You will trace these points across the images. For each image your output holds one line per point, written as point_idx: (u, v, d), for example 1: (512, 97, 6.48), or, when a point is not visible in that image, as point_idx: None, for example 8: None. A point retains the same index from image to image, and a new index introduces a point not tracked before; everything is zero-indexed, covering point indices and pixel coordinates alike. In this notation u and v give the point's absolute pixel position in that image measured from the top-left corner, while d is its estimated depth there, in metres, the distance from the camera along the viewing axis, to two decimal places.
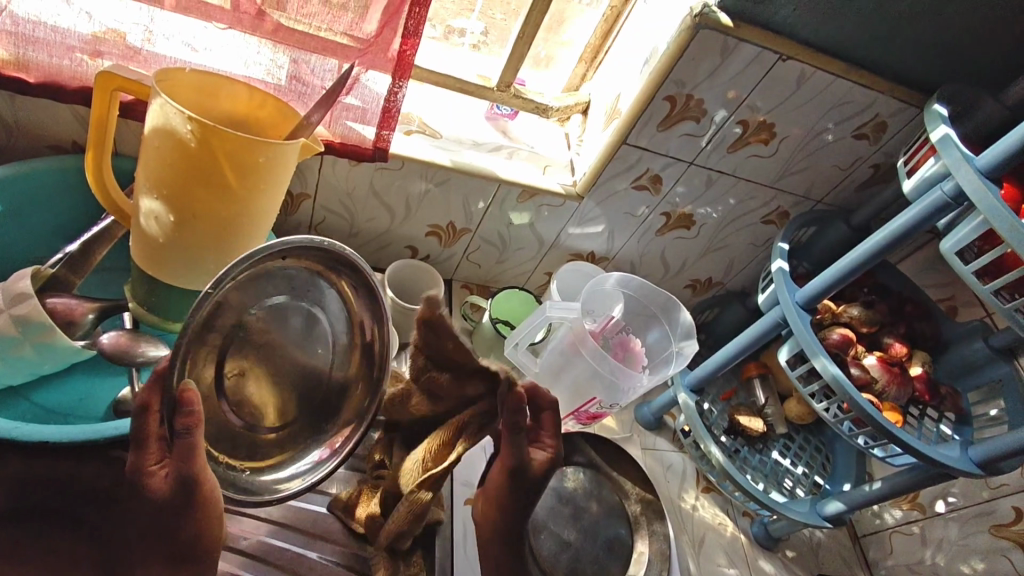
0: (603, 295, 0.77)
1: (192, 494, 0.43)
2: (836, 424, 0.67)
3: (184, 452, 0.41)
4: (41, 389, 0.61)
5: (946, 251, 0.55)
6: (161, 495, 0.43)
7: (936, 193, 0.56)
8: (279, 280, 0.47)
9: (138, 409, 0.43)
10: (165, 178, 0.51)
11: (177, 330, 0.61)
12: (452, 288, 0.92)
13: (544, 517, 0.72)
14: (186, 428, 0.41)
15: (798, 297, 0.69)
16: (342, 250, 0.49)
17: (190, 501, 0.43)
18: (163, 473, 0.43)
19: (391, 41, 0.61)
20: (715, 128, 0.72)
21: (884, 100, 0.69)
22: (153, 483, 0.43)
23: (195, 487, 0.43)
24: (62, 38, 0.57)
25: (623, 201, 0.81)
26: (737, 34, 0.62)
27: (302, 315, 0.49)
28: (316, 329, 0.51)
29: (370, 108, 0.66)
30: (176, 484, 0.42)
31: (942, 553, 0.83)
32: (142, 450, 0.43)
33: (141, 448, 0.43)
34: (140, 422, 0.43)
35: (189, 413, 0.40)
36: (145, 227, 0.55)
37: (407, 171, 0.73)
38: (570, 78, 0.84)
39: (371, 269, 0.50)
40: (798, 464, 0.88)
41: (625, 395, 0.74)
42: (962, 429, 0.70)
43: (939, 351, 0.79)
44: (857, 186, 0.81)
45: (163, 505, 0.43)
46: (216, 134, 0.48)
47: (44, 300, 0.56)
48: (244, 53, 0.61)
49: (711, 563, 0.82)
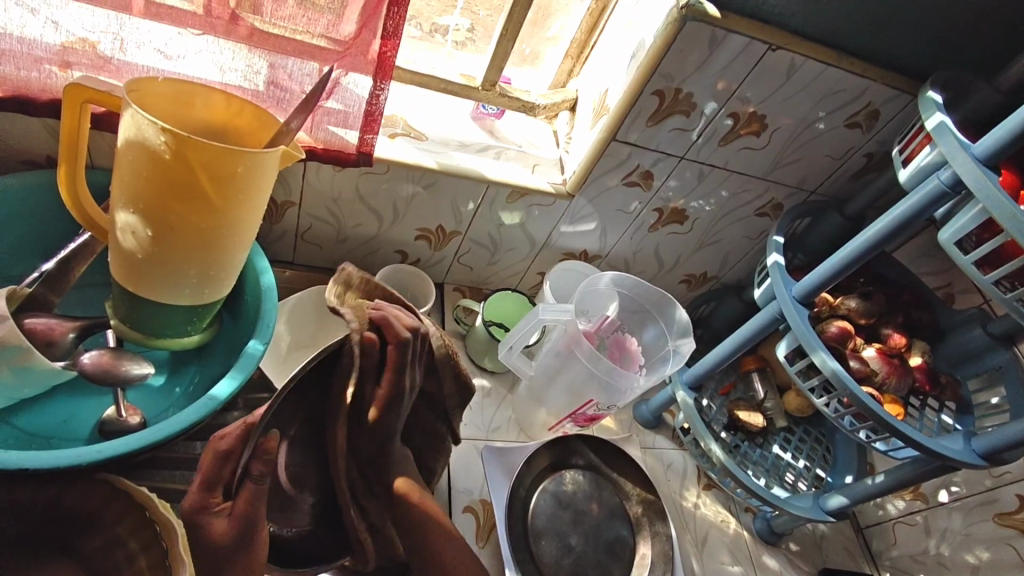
0: (597, 295, 0.76)
1: (249, 540, 0.44)
2: (837, 419, 0.66)
3: (253, 498, 0.45)
4: (22, 413, 0.59)
5: (945, 241, 0.54)
6: (218, 538, 0.44)
7: (932, 182, 0.55)
8: None
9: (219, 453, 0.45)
10: (139, 192, 0.50)
11: (162, 347, 0.59)
12: (444, 292, 0.90)
13: (545, 523, 0.71)
14: (262, 476, 0.45)
15: (795, 291, 0.68)
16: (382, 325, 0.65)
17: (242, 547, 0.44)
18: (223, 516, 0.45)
19: (371, 42, 0.59)
20: (705, 121, 0.70)
21: (876, 88, 0.68)
22: (216, 526, 0.44)
23: (253, 538, 0.45)
24: (29, 49, 0.55)
25: (614, 198, 0.79)
26: (725, 24, 0.60)
27: None
28: None
29: (352, 111, 0.64)
30: (237, 529, 0.44)
31: (946, 543, 0.82)
32: (209, 493, 0.45)
33: (208, 491, 0.45)
34: (219, 468, 0.45)
35: (268, 463, 0.45)
36: (122, 242, 0.53)
37: (393, 175, 0.72)
38: (556, 74, 0.82)
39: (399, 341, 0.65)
40: (799, 458, 0.87)
41: (623, 396, 0.72)
42: (964, 418, 0.70)
43: (937, 339, 0.78)
44: (850, 176, 0.80)
45: (219, 551, 0.44)
46: (190, 144, 0.47)
47: (21, 321, 0.54)
48: (219, 59, 0.59)
49: (715, 561, 0.81)
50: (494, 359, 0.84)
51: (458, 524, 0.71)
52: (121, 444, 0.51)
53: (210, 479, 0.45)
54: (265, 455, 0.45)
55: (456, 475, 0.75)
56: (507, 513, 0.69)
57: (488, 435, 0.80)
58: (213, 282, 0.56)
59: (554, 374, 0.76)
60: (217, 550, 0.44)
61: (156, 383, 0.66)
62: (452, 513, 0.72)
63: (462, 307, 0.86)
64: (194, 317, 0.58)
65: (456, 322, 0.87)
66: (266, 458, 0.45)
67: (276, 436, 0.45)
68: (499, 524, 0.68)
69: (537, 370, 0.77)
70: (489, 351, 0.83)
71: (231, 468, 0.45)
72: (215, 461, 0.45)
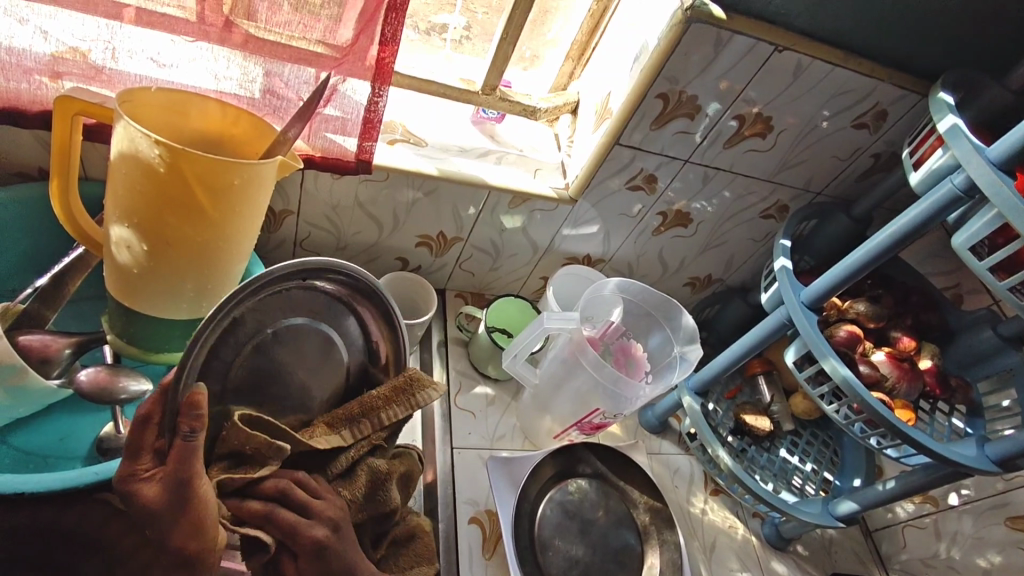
0: (602, 301, 0.75)
1: (189, 498, 0.39)
2: (847, 426, 0.65)
3: (185, 451, 0.39)
4: (20, 433, 0.58)
5: (958, 246, 0.53)
6: (154, 501, 0.39)
7: (946, 186, 0.53)
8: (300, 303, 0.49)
9: (137, 419, 0.40)
10: (134, 205, 0.48)
11: (160, 361, 0.58)
12: (445, 299, 0.89)
13: (551, 533, 0.70)
14: (193, 430, 0.39)
15: (803, 296, 0.67)
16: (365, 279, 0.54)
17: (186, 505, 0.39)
18: (154, 479, 0.39)
19: (368, 48, 0.58)
20: (709, 122, 0.69)
21: (884, 87, 0.67)
22: (145, 493, 0.39)
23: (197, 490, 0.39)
24: (18, 60, 0.54)
25: (617, 201, 0.78)
26: (730, 25, 0.59)
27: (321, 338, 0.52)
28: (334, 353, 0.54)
29: (351, 118, 0.63)
30: (172, 489, 0.39)
31: (957, 547, 0.81)
32: (135, 459, 0.40)
33: (134, 457, 0.40)
34: (139, 433, 0.40)
35: (197, 417, 0.39)
36: (116, 256, 0.52)
37: (393, 182, 0.70)
38: (557, 77, 0.81)
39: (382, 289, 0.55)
40: (806, 461, 0.86)
41: (629, 405, 0.71)
42: (975, 422, 0.68)
43: (947, 341, 0.77)
44: (857, 177, 0.79)
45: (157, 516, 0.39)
46: (185, 157, 0.45)
47: (16, 338, 0.53)
48: (213, 67, 0.58)
49: (723, 568, 0.80)
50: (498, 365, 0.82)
51: (463, 536, 0.70)
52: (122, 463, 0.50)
53: (132, 446, 0.40)
54: (193, 409, 0.39)
55: (460, 486, 0.73)
56: (514, 525, 0.68)
57: (492, 444, 0.79)
58: (211, 295, 0.54)
59: (559, 381, 0.75)
60: (158, 516, 0.39)
61: None
62: (457, 525, 0.71)
63: (464, 314, 0.84)
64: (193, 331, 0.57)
65: (459, 328, 0.86)
66: (197, 414, 0.39)
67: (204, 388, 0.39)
68: (506, 537, 0.67)
69: (541, 378, 0.76)
70: (493, 358, 0.82)
71: (160, 432, 0.41)
72: (134, 425, 0.40)
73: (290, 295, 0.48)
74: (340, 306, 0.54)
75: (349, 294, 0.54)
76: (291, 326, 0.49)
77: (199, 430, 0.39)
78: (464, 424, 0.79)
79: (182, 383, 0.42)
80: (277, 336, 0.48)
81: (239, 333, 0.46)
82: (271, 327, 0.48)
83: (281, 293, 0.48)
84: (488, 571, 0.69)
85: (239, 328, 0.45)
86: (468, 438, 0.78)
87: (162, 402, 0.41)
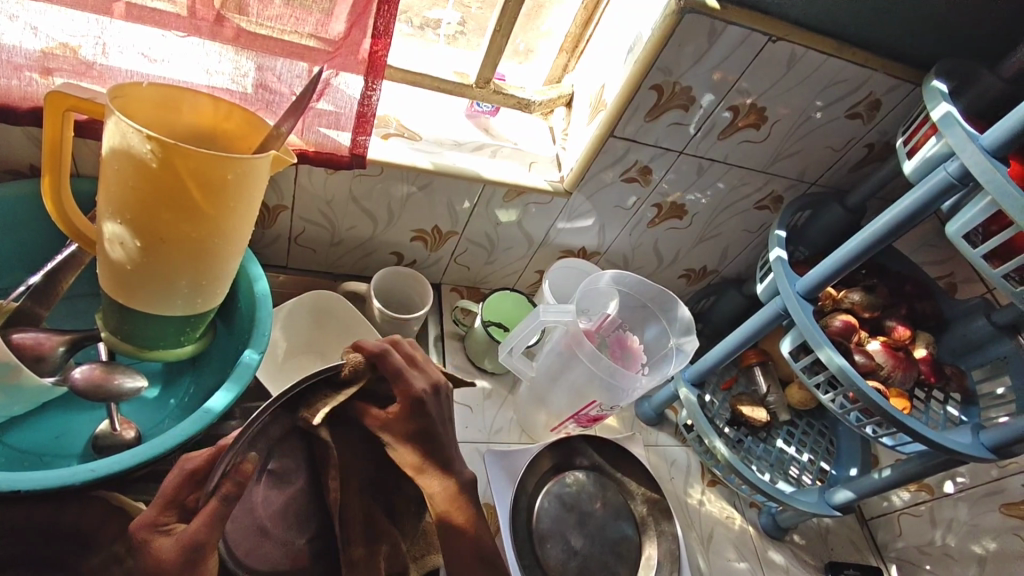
0: (597, 294, 0.75)
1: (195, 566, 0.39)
2: (843, 415, 0.65)
3: (215, 514, 0.40)
4: (15, 431, 0.58)
5: (952, 234, 0.53)
6: (164, 557, 0.39)
7: (939, 175, 0.54)
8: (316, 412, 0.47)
9: (185, 470, 0.43)
10: (127, 201, 0.48)
11: (155, 359, 0.58)
12: (441, 293, 0.89)
13: (551, 525, 0.70)
14: (230, 496, 0.40)
15: (798, 286, 0.67)
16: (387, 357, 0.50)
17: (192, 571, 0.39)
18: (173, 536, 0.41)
19: (361, 41, 0.57)
20: (704, 114, 0.69)
21: (877, 77, 0.67)
22: (160, 546, 0.40)
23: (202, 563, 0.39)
24: (8, 56, 0.54)
25: (611, 194, 0.78)
26: (724, 16, 0.59)
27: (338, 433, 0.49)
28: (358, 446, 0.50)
29: (344, 112, 0.63)
30: (179, 551, 0.39)
31: (953, 534, 0.82)
32: (163, 511, 0.42)
33: (164, 509, 0.42)
34: (179, 486, 0.43)
35: (240, 484, 0.40)
36: (110, 253, 0.51)
37: (388, 176, 0.70)
38: (551, 70, 0.81)
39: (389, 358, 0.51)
40: (803, 451, 0.87)
41: (626, 396, 0.71)
42: (969, 410, 0.70)
43: (942, 330, 0.77)
44: (850, 168, 0.79)
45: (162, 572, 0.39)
46: (177, 152, 0.45)
47: (9, 337, 0.53)
48: (204, 62, 0.57)
49: (721, 558, 0.81)
50: (495, 359, 0.82)
51: None
52: (114, 461, 0.50)
53: (170, 497, 0.42)
54: (239, 475, 0.40)
55: None
56: (511, 518, 0.69)
57: (490, 438, 0.79)
58: (206, 291, 0.54)
59: (556, 374, 0.75)
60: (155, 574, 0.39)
61: (151, 396, 0.65)
62: None
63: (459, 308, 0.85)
64: (187, 327, 0.57)
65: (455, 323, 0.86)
66: (240, 480, 0.40)
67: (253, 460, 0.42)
68: (503, 533, 0.69)
69: (538, 371, 0.76)
70: (488, 352, 0.82)
71: (195, 489, 0.43)
72: (183, 481, 0.43)
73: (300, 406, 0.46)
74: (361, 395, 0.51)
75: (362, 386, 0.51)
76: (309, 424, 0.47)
77: (234, 499, 0.40)
78: (462, 418, 0.79)
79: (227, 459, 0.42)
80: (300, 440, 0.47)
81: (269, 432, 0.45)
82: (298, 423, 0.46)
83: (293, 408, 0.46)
84: None
85: (270, 430, 0.45)
86: (466, 431, 0.79)
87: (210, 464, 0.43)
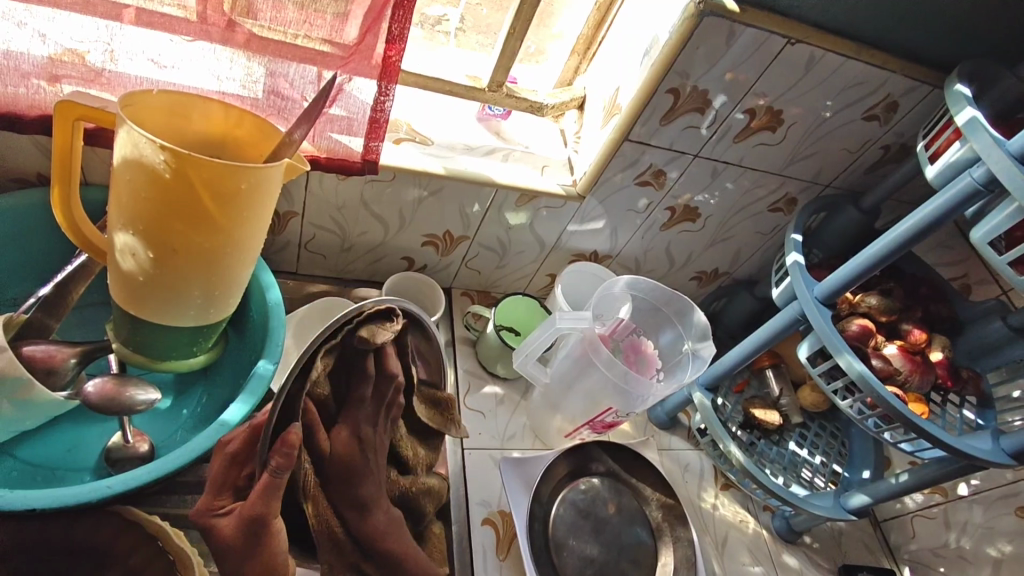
0: (612, 299, 0.74)
1: (258, 534, 0.40)
2: (861, 420, 0.65)
3: (267, 489, 0.39)
4: (26, 445, 0.57)
5: (977, 241, 0.53)
6: (227, 536, 0.40)
7: (964, 180, 0.53)
8: None
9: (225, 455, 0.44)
10: (139, 212, 0.47)
11: (169, 369, 0.57)
12: (452, 298, 0.88)
13: (566, 533, 0.70)
14: (278, 469, 0.39)
15: (817, 292, 0.66)
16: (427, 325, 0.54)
17: (256, 540, 0.40)
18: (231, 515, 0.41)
19: (375, 46, 0.56)
20: (718, 117, 0.68)
21: (895, 79, 0.66)
22: (222, 526, 0.40)
23: (267, 526, 0.40)
24: (16, 63, 0.53)
25: (624, 197, 0.77)
26: (743, 18, 0.58)
27: None
28: None
29: (357, 117, 0.62)
30: (243, 525, 0.40)
31: (968, 537, 0.82)
32: (217, 496, 0.42)
33: (217, 494, 0.43)
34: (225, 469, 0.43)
35: (289, 455, 0.39)
36: (122, 264, 0.50)
37: (399, 182, 0.69)
38: (561, 72, 0.80)
39: (441, 344, 0.57)
40: (815, 454, 0.86)
41: (641, 403, 0.70)
42: (986, 413, 0.68)
43: (957, 332, 0.76)
44: (866, 169, 0.78)
45: (230, 551, 0.40)
46: (191, 162, 0.44)
47: (19, 350, 0.52)
48: (214, 68, 0.56)
49: (736, 563, 0.80)
50: (507, 364, 0.82)
51: (478, 537, 0.70)
52: (130, 477, 0.49)
53: (220, 481, 0.43)
54: (285, 447, 0.39)
55: (472, 487, 0.73)
56: (527, 525, 0.68)
57: (503, 444, 0.79)
58: (219, 301, 0.53)
59: (571, 381, 0.74)
60: (228, 555, 0.40)
61: (164, 407, 0.64)
62: (470, 525, 0.70)
63: (471, 313, 0.84)
64: (199, 337, 0.56)
65: (466, 328, 0.85)
66: (287, 451, 0.39)
67: (298, 430, 0.40)
68: (520, 538, 0.66)
69: (553, 377, 0.76)
70: (501, 357, 0.81)
71: (242, 469, 0.43)
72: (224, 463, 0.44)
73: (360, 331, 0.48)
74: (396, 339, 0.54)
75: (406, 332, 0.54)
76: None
77: (285, 471, 0.39)
78: (474, 423, 0.79)
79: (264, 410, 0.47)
80: None
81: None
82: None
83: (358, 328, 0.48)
84: (503, 571, 0.68)
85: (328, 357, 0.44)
86: (478, 438, 0.78)
87: (249, 439, 0.44)
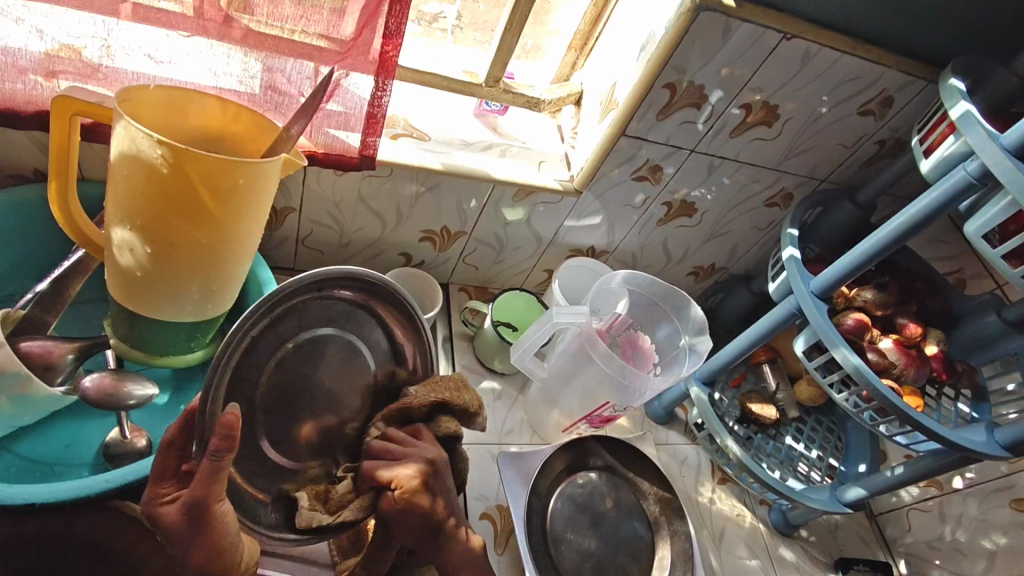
0: (609, 294, 0.74)
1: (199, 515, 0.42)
2: (857, 414, 0.65)
3: (207, 475, 0.41)
4: (23, 440, 0.57)
5: (971, 234, 0.53)
6: (170, 519, 0.43)
7: (958, 174, 0.53)
8: (320, 314, 0.52)
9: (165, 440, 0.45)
10: (137, 207, 0.47)
11: (166, 364, 0.57)
12: (450, 293, 0.89)
13: (563, 527, 0.70)
14: (217, 452, 0.40)
15: (813, 285, 0.66)
16: (385, 282, 0.55)
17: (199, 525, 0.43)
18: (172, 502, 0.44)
19: (372, 41, 0.56)
20: (715, 112, 0.68)
21: (892, 74, 0.66)
22: (168, 511, 0.44)
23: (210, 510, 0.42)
24: (13, 59, 0.52)
25: (621, 193, 0.77)
26: (739, 13, 0.58)
27: (341, 346, 0.53)
28: (354, 359, 0.54)
29: (354, 113, 0.62)
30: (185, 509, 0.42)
31: (963, 529, 0.82)
32: (160, 483, 0.45)
33: (159, 482, 0.45)
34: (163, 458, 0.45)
35: (227, 437, 0.40)
36: (119, 260, 0.50)
37: (396, 177, 0.69)
38: (559, 68, 0.80)
39: (410, 299, 0.57)
40: (812, 448, 0.87)
41: (639, 397, 0.70)
42: (980, 406, 0.69)
43: (951, 327, 0.77)
44: (862, 164, 0.78)
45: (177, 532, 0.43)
46: (187, 157, 0.44)
47: (17, 345, 0.52)
48: (211, 62, 0.56)
49: (733, 556, 0.81)
50: (505, 360, 0.82)
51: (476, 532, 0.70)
52: (129, 471, 0.49)
53: (160, 470, 0.45)
54: (222, 429, 0.40)
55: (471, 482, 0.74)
56: (525, 520, 0.68)
57: (502, 440, 0.79)
58: (217, 297, 0.54)
59: (568, 375, 0.75)
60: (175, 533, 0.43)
61: (162, 403, 0.64)
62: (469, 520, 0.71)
63: (468, 309, 0.85)
64: (197, 332, 0.56)
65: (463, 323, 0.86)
66: (225, 433, 0.40)
67: (236, 409, 0.41)
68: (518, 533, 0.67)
69: (550, 371, 0.76)
70: (498, 353, 0.81)
71: (179, 456, 0.45)
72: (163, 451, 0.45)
73: (298, 309, 0.50)
74: (360, 309, 0.55)
75: (365, 298, 0.55)
76: (307, 338, 0.50)
77: (224, 452, 0.40)
78: None
79: (208, 405, 0.43)
80: (299, 348, 0.50)
81: (266, 344, 0.48)
82: (292, 339, 0.49)
83: (296, 305, 0.49)
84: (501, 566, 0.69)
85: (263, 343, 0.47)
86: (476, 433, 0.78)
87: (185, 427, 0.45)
